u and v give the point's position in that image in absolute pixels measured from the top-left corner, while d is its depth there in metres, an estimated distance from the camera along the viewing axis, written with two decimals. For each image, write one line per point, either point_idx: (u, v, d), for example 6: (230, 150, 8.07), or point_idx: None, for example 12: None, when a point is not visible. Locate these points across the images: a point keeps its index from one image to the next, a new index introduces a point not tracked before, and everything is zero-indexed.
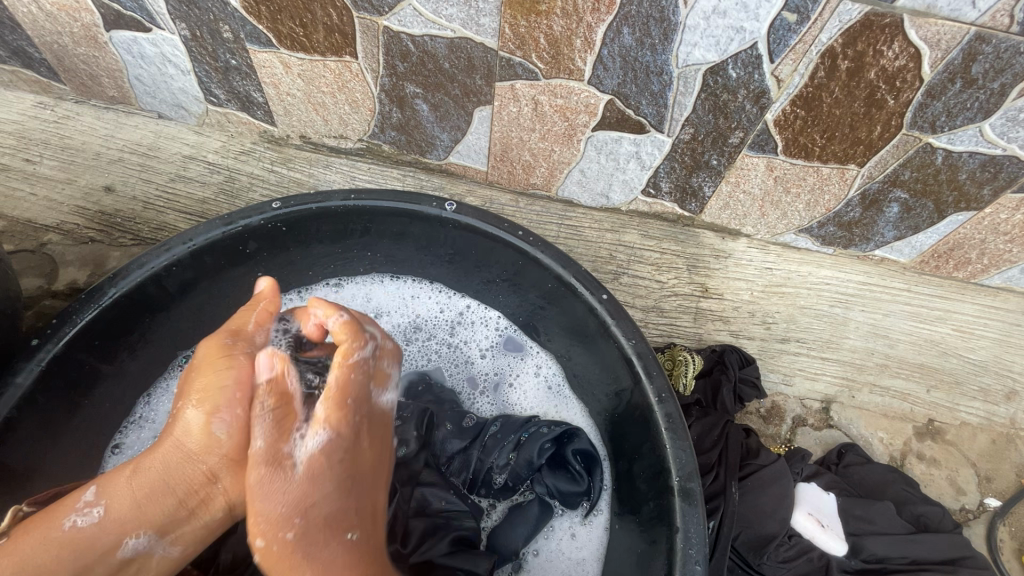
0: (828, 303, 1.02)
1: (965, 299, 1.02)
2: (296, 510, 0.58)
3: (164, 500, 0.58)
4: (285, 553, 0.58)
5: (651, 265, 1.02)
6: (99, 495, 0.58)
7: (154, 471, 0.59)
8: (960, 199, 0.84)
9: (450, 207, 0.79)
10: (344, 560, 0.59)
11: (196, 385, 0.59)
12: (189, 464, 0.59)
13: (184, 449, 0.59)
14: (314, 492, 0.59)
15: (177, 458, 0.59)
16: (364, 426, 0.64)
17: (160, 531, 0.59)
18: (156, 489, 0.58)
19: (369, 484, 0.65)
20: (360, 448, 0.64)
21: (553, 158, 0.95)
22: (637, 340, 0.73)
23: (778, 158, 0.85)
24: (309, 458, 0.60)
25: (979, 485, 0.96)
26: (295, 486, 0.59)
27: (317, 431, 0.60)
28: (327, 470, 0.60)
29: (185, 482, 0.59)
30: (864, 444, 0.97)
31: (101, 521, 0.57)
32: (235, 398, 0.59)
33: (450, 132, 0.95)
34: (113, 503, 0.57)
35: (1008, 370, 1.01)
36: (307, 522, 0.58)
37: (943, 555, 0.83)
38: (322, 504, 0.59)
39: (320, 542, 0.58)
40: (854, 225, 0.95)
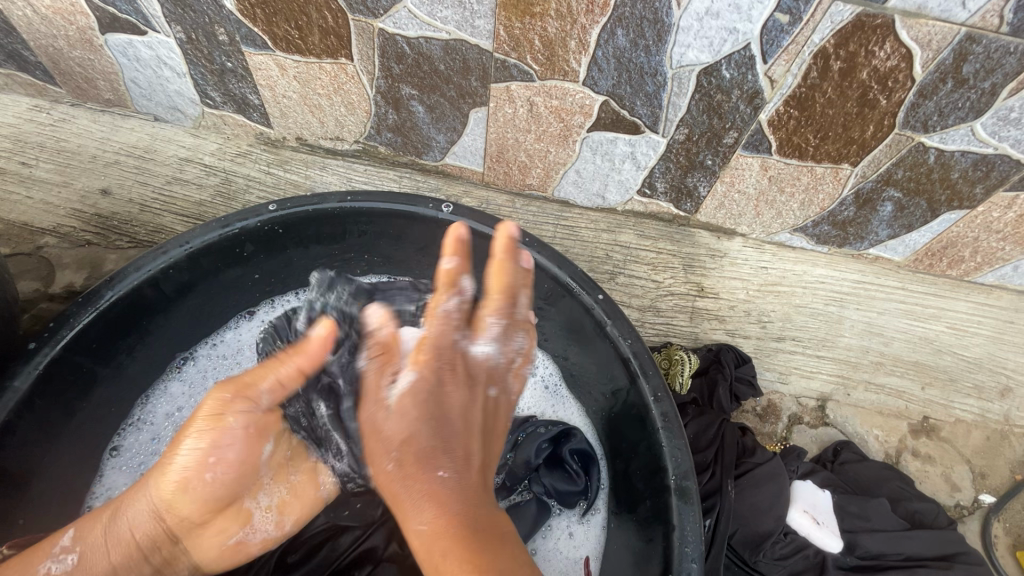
0: (823, 301, 1.03)
1: (959, 297, 1.03)
2: (392, 450, 0.55)
3: (131, 555, 0.58)
4: (386, 487, 0.54)
5: (647, 265, 1.02)
6: (75, 540, 0.59)
7: (121, 527, 0.58)
8: (953, 197, 0.85)
9: (446, 209, 0.79)
10: (442, 497, 0.50)
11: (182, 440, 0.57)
12: (162, 520, 0.59)
13: (155, 509, 0.58)
14: (408, 427, 0.56)
15: (144, 518, 0.58)
16: (451, 371, 0.61)
17: None
18: (123, 549, 0.58)
19: (453, 443, 0.55)
20: (448, 392, 0.59)
21: (549, 159, 0.95)
22: (632, 339, 0.73)
23: (773, 158, 0.85)
24: (401, 397, 0.59)
25: (974, 482, 0.97)
26: (390, 419, 0.57)
27: (408, 372, 0.60)
28: (416, 408, 0.57)
29: (153, 542, 0.59)
30: (860, 441, 0.98)
31: (71, 571, 0.57)
32: (212, 443, 0.57)
33: (446, 133, 0.95)
34: (84, 552, 0.58)
35: (1001, 367, 1.02)
36: (400, 458, 0.53)
37: (937, 550, 0.83)
38: (413, 439, 0.55)
39: (414, 477, 0.52)
40: (848, 224, 0.95)
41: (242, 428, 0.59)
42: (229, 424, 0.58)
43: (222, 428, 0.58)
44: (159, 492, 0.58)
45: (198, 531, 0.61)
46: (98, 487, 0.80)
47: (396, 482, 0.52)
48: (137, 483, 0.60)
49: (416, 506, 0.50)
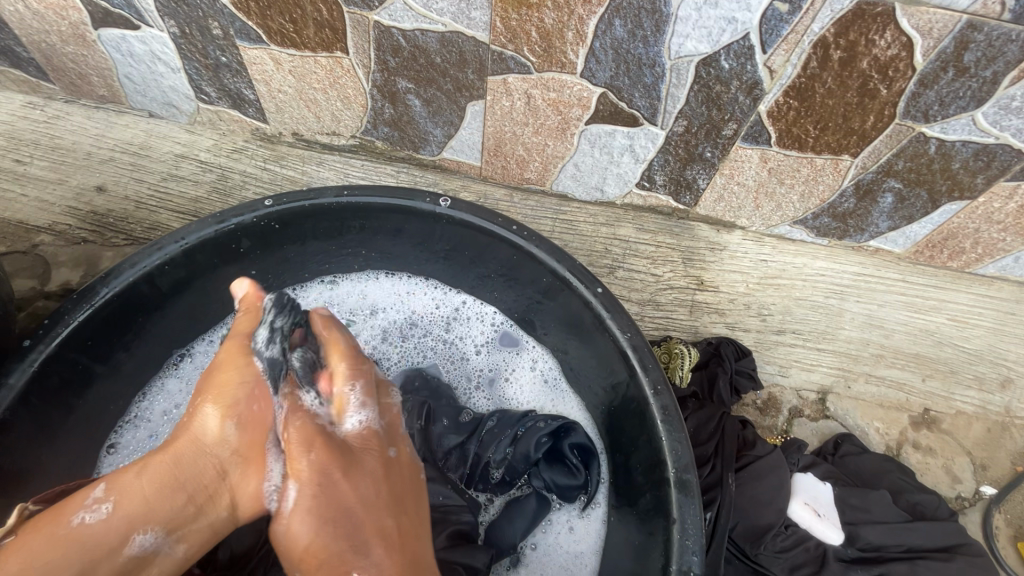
0: (824, 294, 1.02)
1: (959, 289, 1.02)
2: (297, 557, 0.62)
3: (173, 491, 0.59)
4: None
5: (646, 259, 1.02)
6: (110, 489, 0.58)
7: (166, 461, 0.60)
8: (953, 188, 0.85)
9: (444, 203, 0.79)
10: None
11: (217, 376, 0.65)
12: (208, 455, 0.62)
13: (201, 440, 0.62)
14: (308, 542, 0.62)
15: (192, 449, 0.62)
16: (331, 461, 0.64)
17: (169, 530, 0.59)
18: (160, 487, 0.59)
19: (366, 518, 0.63)
20: (334, 488, 0.63)
21: (547, 152, 0.94)
22: (631, 332, 0.73)
23: (772, 150, 0.85)
24: (292, 512, 0.62)
25: (975, 473, 0.97)
26: (293, 540, 0.62)
27: (289, 483, 0.63)
28: (308, 520, 0.62)
29: (199, 475, 0.61)
30: (861, 434, 0.98)
31: (109, 517, 0.57)
32: (250, 377, 0.65)
33: (443, 127, 0.94)
34: (124, 495, 0.58)
35: (1002, 359, 1.02)
36: (309, 575, 0.61)
37: (939, 542, 0.83)
38: (318, 553, 0.61)
39: None
40: (848, 216, 0.95)
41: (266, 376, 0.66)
42: (264, 364, 0.66)
43: (259, 364, 0.65)
44: (205, 427, 0.62)
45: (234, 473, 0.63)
46: None
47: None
48: (182, 423, 0.64)
49: None
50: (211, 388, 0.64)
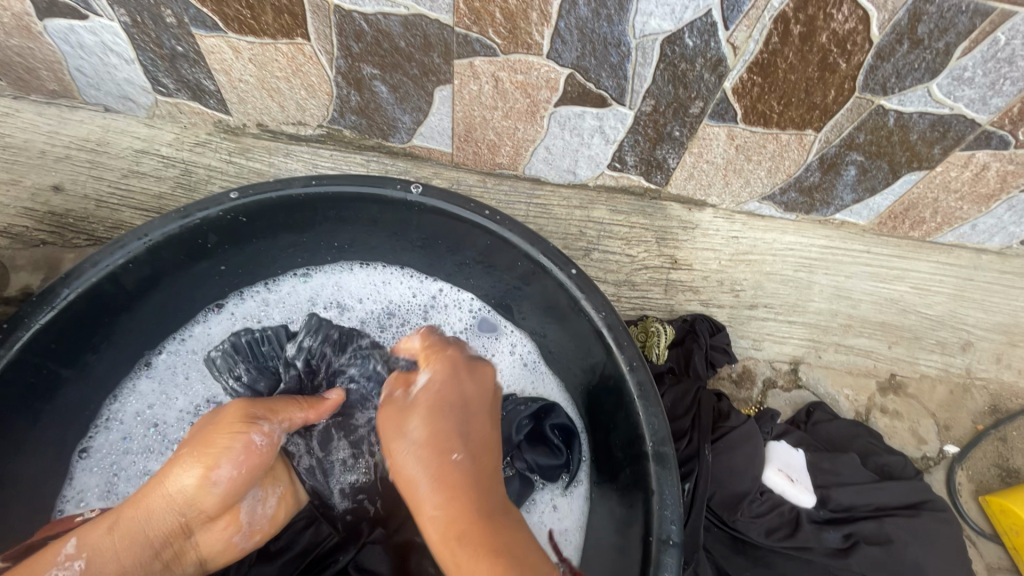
0: (793, 268, 1.05)
1: (921, 257, 1.06)
2: (409, 432, 0.58)
3: (142, 550, 0.57)
4: (401, 475, 0.57)
5: (621, 240, 1.04)
6: (80, 547, 0.56)
7: (135, 521, 0.57)
8: (913, 159, 0.87)
9: (415, 189, 0.78)
10: (458, 476, 0.54)
11: (198, 443, 0.58)
12: (173, 514, 0.57)
13: (174, 500, 0.57)
14: (422, 418, 0.59)
15: (161, 511, 0.57)
16: (462, 364, 0.66)
17: None
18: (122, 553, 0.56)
19: (475, 411, 0.61)
20: (461, 380, 0.63)
21: (518, 136, 0.93)
22: (606, 312, 0.74)
23: (738, 126, 0.86)
24: (421, 393, 0.62)
25: (939, 434, 1.01)
26: (410, 414, 0.60)
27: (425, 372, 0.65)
28: (434, 399, 0.61)
29: (166, 534, 0.57)
30: (831, 401, 1.02)
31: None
32: (233, 444, 0.58)
33: (412, 113, 0.92)
34: (96, 555, 0.56)
35: (962, 323, 1.06)
36: (419, 446, 0.56)
37: (906, 499, 0.83)
38: (435, 419, 0.58)
39: (433, 455, 0.55)
40: (814, 190, 0.96)
41: (253, 444, 0.59)
42: (234, 444, 0.58)
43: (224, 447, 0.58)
44: (167, 491, 0.57)
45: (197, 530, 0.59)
46: (68, 490, 0.78)
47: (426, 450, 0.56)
48: (151, 480, 0.58)
49: (428, 494, 0.54)
50: (188, 450, 0.58)
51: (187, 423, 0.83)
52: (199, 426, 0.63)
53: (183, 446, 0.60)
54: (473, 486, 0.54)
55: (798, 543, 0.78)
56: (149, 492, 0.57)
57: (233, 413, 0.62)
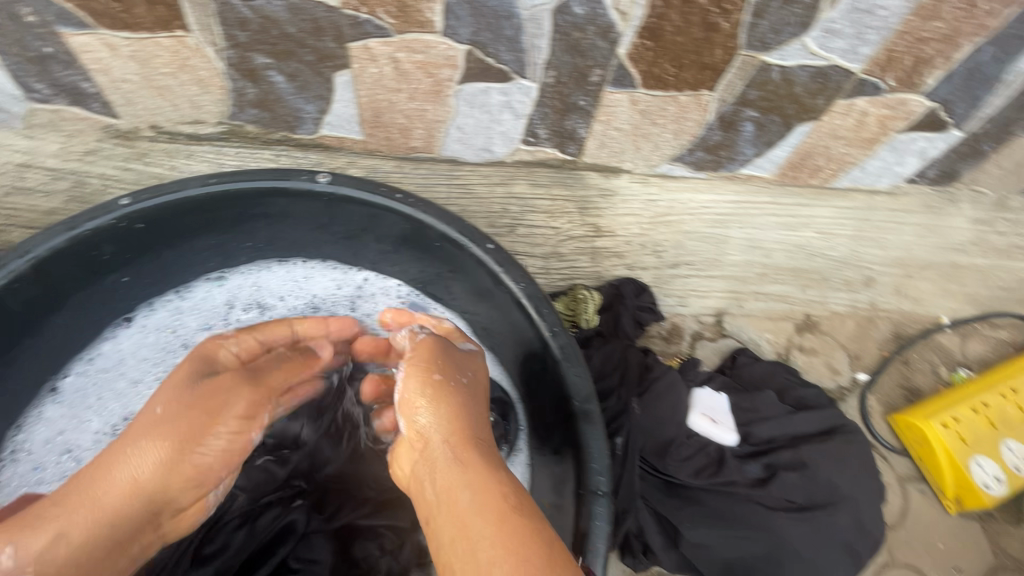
0: (708, 224, 1.10)
1: (822, 203, 1.13)
2: (458, 375, 0.68)
3: (138, 508, 0.60)
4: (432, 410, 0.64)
5: (544, 213, 1.05)
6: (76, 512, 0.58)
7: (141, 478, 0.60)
8: (801, 111, 0.93)
9: (323, 179, 0.77)
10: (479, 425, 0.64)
11: (228, 407, 0.65)
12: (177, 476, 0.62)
13: (191, 459, 0.62)
14: (469, 373, 0.70)
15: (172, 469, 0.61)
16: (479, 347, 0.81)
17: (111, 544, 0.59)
18: (91, 543, 0.58)
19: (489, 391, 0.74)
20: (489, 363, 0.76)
21: (427, 117, 0.93)
22: (526, 282, 0.75)
23: (639, 91, 0.89)
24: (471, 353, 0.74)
25: (850, 364, 1.09)
26: (460, 361, 0.70)
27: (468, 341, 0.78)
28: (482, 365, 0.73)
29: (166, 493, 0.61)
30: (754, 346, 1.08)
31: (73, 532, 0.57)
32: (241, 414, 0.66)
33: (315, 102, 0.90)
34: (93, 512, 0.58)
35: (863, 261, 1.14)
36: (460, 393, 0.66)
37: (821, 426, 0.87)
38: (478, 381, 0.70)
39: (470, 401, 0.66)
40: (718, 148, 1.01)
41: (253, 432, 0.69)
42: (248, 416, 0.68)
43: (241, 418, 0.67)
44: (146, 470, 0.60)
45: (176, 510, 0.64)
46: None
47: (450, 414, 0.63)
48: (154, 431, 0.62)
49: (463, 426, 0.63)
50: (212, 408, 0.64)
51: (104, 445, 0.79)
52: (166, 393, 0.64)
53: (159, 419, 0.62)
54: (492, 454, 0.62)
55: (722, 479, 0.79)
56: (127, 474, 0.59)
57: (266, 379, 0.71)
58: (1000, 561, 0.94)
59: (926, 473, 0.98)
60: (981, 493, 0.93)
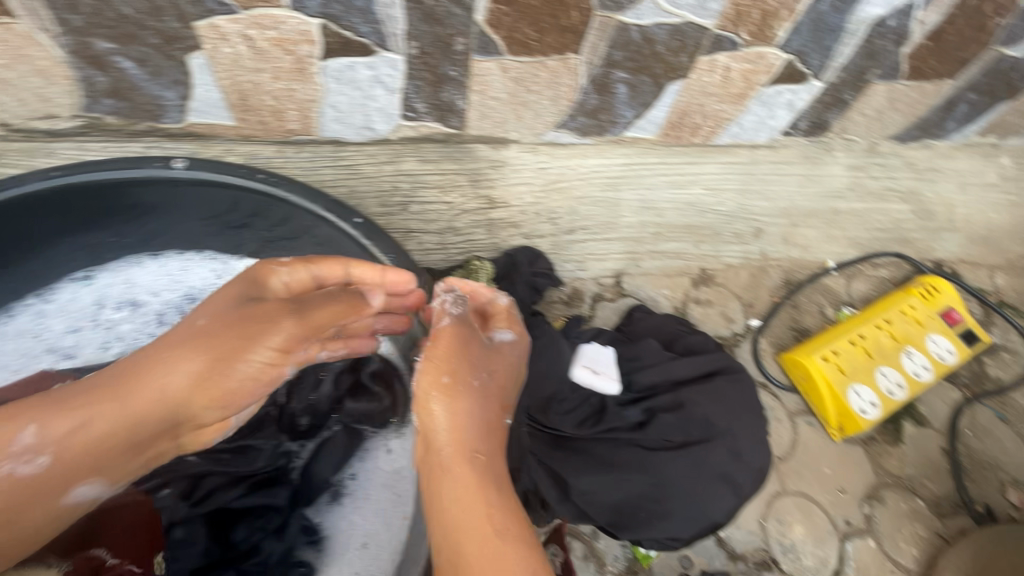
0: (600, 188, 1.12)
1: (708, 160, 1.18)
2: (483, 374, 0.70)
3: (161, 418, 0.65)
4: (451, 400, 0.67)
5: (435, 188, 1.05)
6: (77, 423, 0.61)
7: (156, 395, 0.63)
8: (668, 70, 0.96)
9: (179, 164, 0.75)
10: (486, 422, 0.67)
11: (251, 335, 0.65)
12: (198, 394, 0.65)
13: (221, 379, 0.65)
14: (490, 373, 0.71)
15: (183, 387, 0.64)
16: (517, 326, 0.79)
17: (126, 457, 0.66)
18: (121, 437, 0.63)
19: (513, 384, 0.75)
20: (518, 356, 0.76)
21: (298, 97, 0.91)
22: (395, 253, 0.77)
23: (506, 58, 0.89)
24: (500, 352, 0.74)
25: (744, 312, 1.14)
26: (482, 358, 0.71)
27: (506, 330, 0.77)
28: (512, 364, 0.74)
29: (181, 410, 0.65)
30: (652, 303, 1.12)
31: (87, 431, 0.61)
32: (273, 338, 0.67)
33: (174, 88, 0.87)
34: (104, 417, 0.62)
35: (751, 213, 1.20)
36: (482, 397, 0.68)
37: (702, 368, 0.90)
38: (504, 386, 0.72)
39: (485, 400, 0.68)
40: (598, 112, 1.03)
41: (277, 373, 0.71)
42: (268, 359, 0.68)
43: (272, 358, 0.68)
44: (174, 386, 0.63)
45: (197, 422, 0.69)
46: None
47: (464, 415, 0.66)
48: (162, 352, 0.64)
49: (472, 430, 0.65)
50: (233, 336, 0.64)
51: None
52: (209, 309, 0.66)
53: (196, 335, 0.64)
54: (490, 469, 0.64)
55: (602, 426, 0.83)
56: (150, 390, 0.62)
57: (310, 313, 0.69)
58: (882, 479, 1.01)
59: (812, 405, 1.04)
60: (859, 418, 0.99)
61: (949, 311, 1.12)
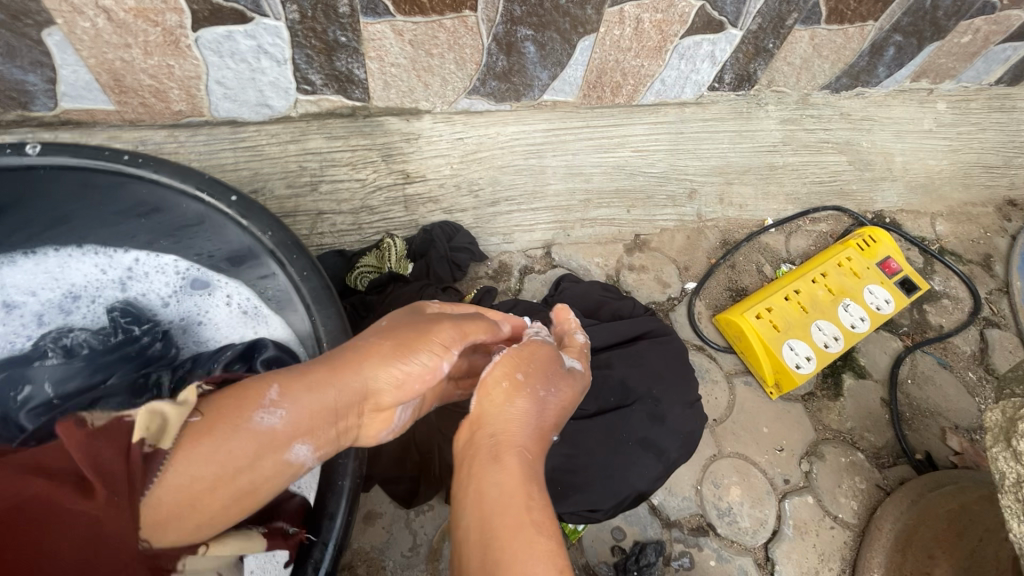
0: (523, 156, 1.08)
1: (635, 121, 1.14)
2: (552, 379, 0.61)
3: (332, 415, 0.51)
4: (520, 397, 0.57)
5: (346, 165, 1.00)
6: (284, 394, 0.50)
7: (335, 387, 0.51)
8: (576, 24, 0.91)
9: (32, 150, 0.68)
10: (535, 428, 0.57)
11: (431, 342, 0.55)
12: (369, 390, 0.53)
13: (409, 379, 0.54)
14: (557, 385, 0.61)
15: (359, 385, 0.52)
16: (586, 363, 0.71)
17: (314, 446, 0.52)
18: (326, 412, 0.51)
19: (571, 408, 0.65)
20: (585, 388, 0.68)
21: (178, 74, 0.85)
22: (274, 231, 0.72)
23: (398, 19, 0.84)
24: (578, 375, 0.66)
25: (680, 276, 1.11)
26: (560, 373, 0.62)
27: (575, 359, 0.68)
28: (582, 386, 0.65)
29: (352, 407, 0.52)
30: (584, 272, 1.08)
31: (285, 423, 0.49)
32: (450, 354, 0.57)
33: (36, 71, 0.80)
34: (301, 405, 0.50)
35: (684, 173, 1.16)
36: (546, 405, 0.59)
37: (624, 333, 0.88)
38: (568, 404, 0.62)
39: (541, 406, 0.58)
40: (509, 74, 0.99)
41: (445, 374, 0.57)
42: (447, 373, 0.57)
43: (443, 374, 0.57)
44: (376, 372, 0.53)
45: (373, 419, 0.55)
46: None
47: (517, 411, 0.56)
48: (371, 350, 0.54)
49: (527, 436, 0.56)
50: (405, 343, 0.55)
51: None
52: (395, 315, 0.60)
53: (380, 335, 0.56)
54: (534, 473, 0.53)
55: None
56: (370, 370, 0.52)
57: (447, 331, 0.57)
58: (821, 435, 1.00)
59: (748, 364, 1.02)
60: (793, 374, 0.97)
61: (887, 261, 1.10)
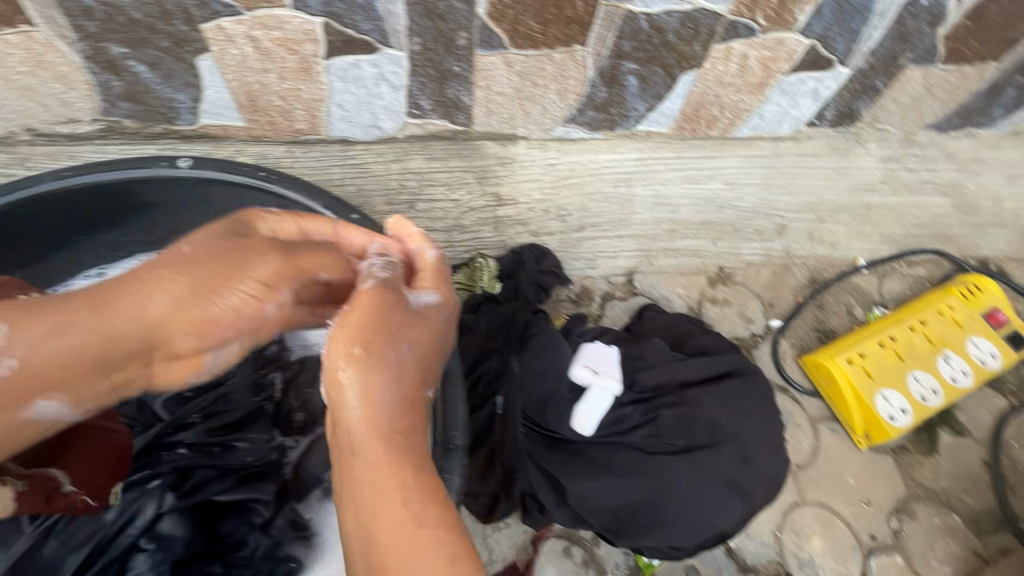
0: (612, 184, 1.09)
1: (727, 154, 1.13)
2: (397, 330, 0.60)
3: (117, 350, 0.57)
4: (358, 360, 0.57)
5: (442, 185, 1.04)
6: (14, 343, 0.54)
7: (121, 320, 0.56)
8: (681, 59, 0.92)
9: (184, 163, 0.77)
10: (394, 392, 0.57)
11: (225, 286, 0.58)
12: (150, 332, 0.57)
13: (200, 317, 0.58)
14: (409, 335, 0.60)
15: (136, 323, 0.56)
16: (444, 289, 0.69)
17: (74, 392, 0.57)
18: (100, 352, 0.56)
19: (438, 346, 0.64)
20: (449, 322, 0.68)
21: (305, 97, 0.92)
22: None
23: (510, 52, 0.87)
24: (426, 312, 0.65)
25: (764, 312, 1.09)
26: (404, 318, 0.61)
27: (429, 294, 0.67)
28: (439, 319, 0.65)
29: (136, 347, 0.57)
30: (666, 302, 1.07)
31: (22, 365, 0.54)
32: (235, 295, 0.59)
33: (186, 91, 0.89)
34: (29, 352, 0.54)
35: (774, 208, 1.14)
36: (398, 370, 0.58)
37: (715, 370, 0.86)
38: (430, 354, 0.62)
39: (384, 361, 0.57)
40: (608, 105, 1.01)
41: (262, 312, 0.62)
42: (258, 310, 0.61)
43: (245, 315, 0.60)
44: (153, 310, 0.56)
45: (175, 351, 0.60)
46: None
47: (372, 391, 0.56)
48: (140, 287, 0.57)
49: (388, 414, 0.56)
50: (181, 283, 0.57)
51: None
52: (197, 240, 0.60)
53: (163, 271, 0.58)
54: (412, 446, 0.56)
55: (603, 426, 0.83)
56: (133, 309, 0.56)
57: (263, 269, 0.60)
58: (914, 492, 0.95)
59: (836, 411, 0.99)
60: (886, 426, 0.93)
61: (995, 312, 1.03)
